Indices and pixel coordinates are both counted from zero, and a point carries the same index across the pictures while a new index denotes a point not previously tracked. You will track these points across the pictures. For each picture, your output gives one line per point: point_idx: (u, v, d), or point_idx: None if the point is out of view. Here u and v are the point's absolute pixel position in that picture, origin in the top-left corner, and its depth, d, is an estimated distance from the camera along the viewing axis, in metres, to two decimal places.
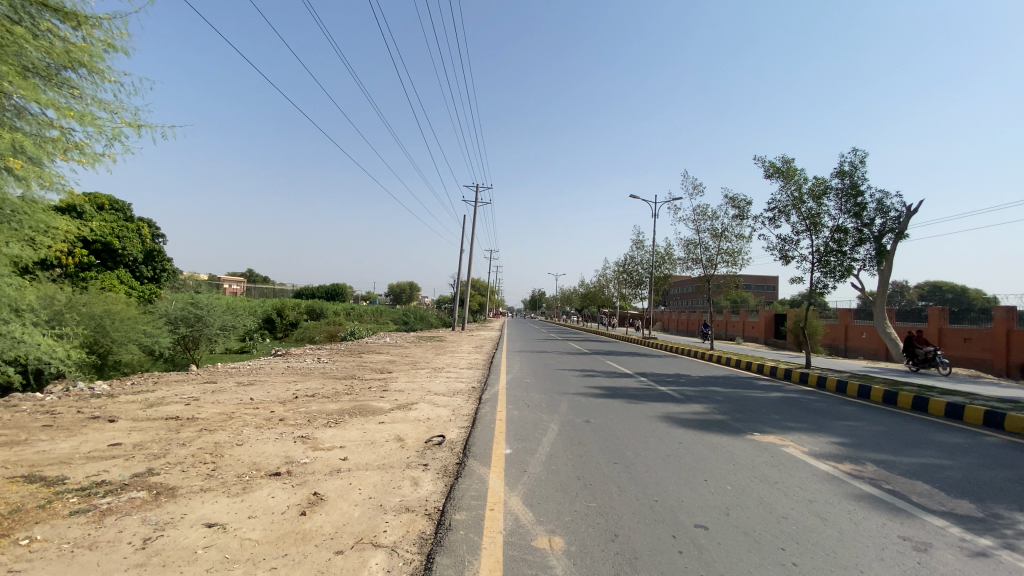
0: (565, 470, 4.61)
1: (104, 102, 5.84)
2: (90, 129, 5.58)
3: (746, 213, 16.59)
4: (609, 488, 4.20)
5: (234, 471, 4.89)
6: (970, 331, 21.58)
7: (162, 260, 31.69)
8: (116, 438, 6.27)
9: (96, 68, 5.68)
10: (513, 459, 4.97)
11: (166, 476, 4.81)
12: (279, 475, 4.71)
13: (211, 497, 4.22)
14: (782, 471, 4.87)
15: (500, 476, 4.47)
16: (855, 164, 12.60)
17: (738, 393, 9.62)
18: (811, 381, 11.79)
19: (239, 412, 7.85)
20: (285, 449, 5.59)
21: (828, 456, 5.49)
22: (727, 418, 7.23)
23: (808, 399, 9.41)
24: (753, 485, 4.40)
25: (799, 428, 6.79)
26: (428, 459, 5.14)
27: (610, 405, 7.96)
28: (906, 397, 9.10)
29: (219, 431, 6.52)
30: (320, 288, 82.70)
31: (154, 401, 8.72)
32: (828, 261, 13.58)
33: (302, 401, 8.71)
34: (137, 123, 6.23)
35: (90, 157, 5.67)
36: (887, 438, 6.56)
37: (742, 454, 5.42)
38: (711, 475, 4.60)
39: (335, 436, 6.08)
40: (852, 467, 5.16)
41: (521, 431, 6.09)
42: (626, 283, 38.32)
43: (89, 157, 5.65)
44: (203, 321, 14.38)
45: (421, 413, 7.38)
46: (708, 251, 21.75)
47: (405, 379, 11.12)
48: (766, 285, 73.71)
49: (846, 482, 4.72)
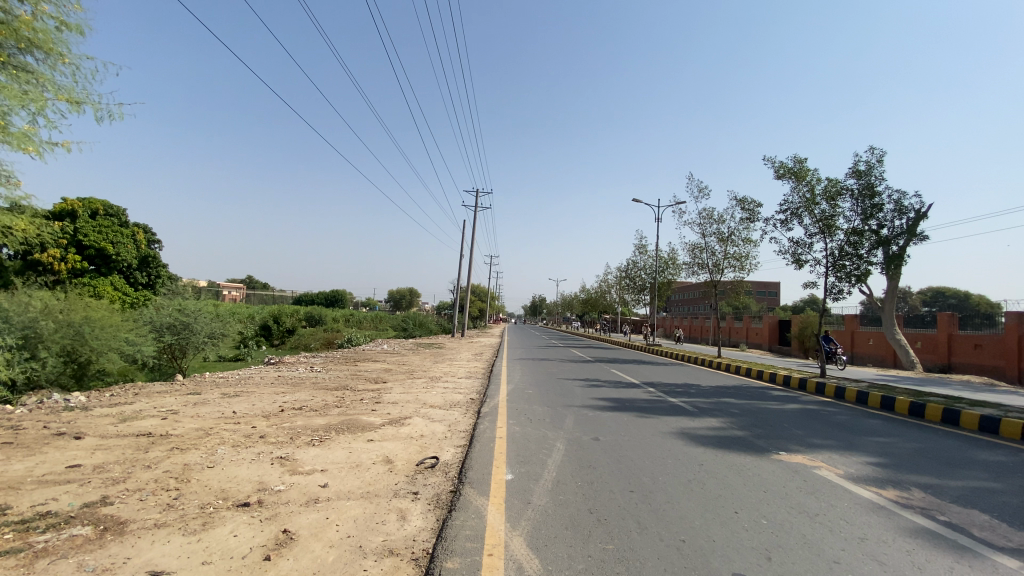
0: (576, 502, 4.03)
1: (46, 79, 5.44)
2: (17, 104, 5.15)
3: (755, 215, 15.99)
4: (627, 524, 3.62)
5: (197, 502, 4.30)
6: (979, 337, 21.00)
7: (157, 266, 31.01)
8: (77, 458, 5.68)
9: (33, 40, 5.29)
10: (515, 488, 4.37)
11: (119, 508, 4.21)
12: (247, 507, 4.12)
13: (163, 536, 3.62)
14: (820, 500, 4.28)
15: (500, 510, 3.88)
16: (871, 163, 12.06)
17: (754, 406, 9.05)
18: (827, 392, 11.23)
19: (218, 427, 7.24)
20: (261, 473, 5.00)
21: (867, 481, 4.89)
22: (747, 435, 6.63)
23: (828, 411, 8.80)
24: (791, 518, 3.85)
25: (827, 446, 6.18)
26: (418, 487, 4.56)
27: (619, 419, 7.36)
28: (935, 410, 8.49)
29: (191, 451, 5.92)
30: (319, 295, 81.85)
31: (130, 415, 8.10)
32: (842, 266, 13.02)
33: (289, 414, 8.12)
34: (77, 102, 5.82)
35: (17, 135, 5.25)
36: (924, 456, 5.97)
37: (773, 478, 4.82)
38: (743, 507, 4.01)
39: (318, 457, 5.50)
40: (897, 494, 4.56)
41: (523, 452, 5.49)
42: (628, 288, 37.86)
43: (15, 135, 5.23)
44: (189, 329, 13.81)
45: (414, 430, 6.78)
46: (714, 255, 21.18)
47: (399, 391, 10.55)
48: (768, 290, 73.22)
49: (895, 513, 4.12)
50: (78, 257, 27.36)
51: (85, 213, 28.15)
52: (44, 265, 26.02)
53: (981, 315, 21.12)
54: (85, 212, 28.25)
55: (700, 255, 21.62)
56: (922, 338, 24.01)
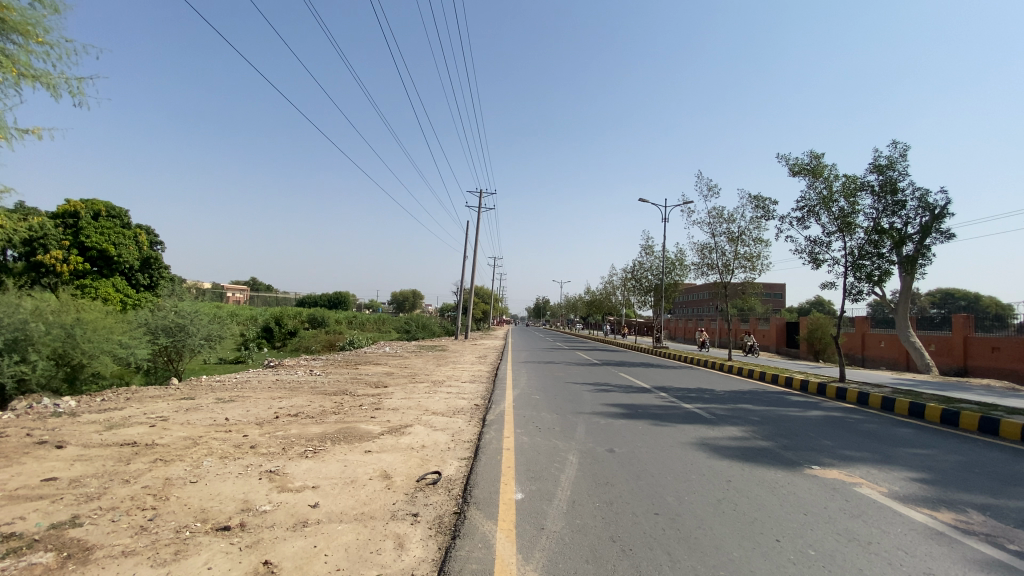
0: (595, 527, 3.59)
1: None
2: None
3: (770, 213, 15.43)
4: (657, 556, 3.18)
5: (174, 524, 3.87)
6: (996, 339, 20.46)
7: (160, 268, 30.62)
8: (54, 471, 5.25)
9: (5, 21, 5.00)
10: (526, 510, 3.92)
11: (87, 530, 3.79)
12: (227, 531, 3.69)
13: (129, 568, 3.19)
14: (870, 526, 3.83)
15: (510, 538, 3.43)
16: (893, 158, 11.54)
17: (774, 413, 8.57)
18: (848, 397, 10.73)
19: (207, 437, 6.81)
20: (247, 490, 4.57)
21: (915, 502, 4.43)
22: (774, 446, 6.17)
23: (853, 419, 8.32)
24: (841, 548, 3.42)
25: (862, 459, 5.71)
26: (418, 507, 4.12)
27: (633, 428, 6.92)
28: (970, 418, 7.98)
29: (176, 464, 5.50)
30: (323, 297, 81.62)
31: (117, 423, 7.65)
32: (862, 266, 12.52)
33: (283, 422, 7.67)
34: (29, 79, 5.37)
35: None
36: (970, 471, 5.51)
37: (811, 498, 4.36)
38: (785, 535, 3.57)
39: (311, 471, 5.06)
40: (953, 517, 4.11)
41: (533, 466, 5.05)
42: (633, 289, 37.31)
43: None
44: (186, 330, 13.41)
45: (415, 439, 6.33)
46: (724, 255, 20.67)
47: (400, 396, 10.12)
48: (774, 292, 72.80)
49: (956, 541, 3.67)
50: (80, 259, 27.09)
51: (87, 214, 27.81)
52: (46, 266, 25.96)
53: (990, 317, 21.04)
54: (88, 213, 27.92)
55: (710, 255, 21.11)
56: (936, 340, 23.38)
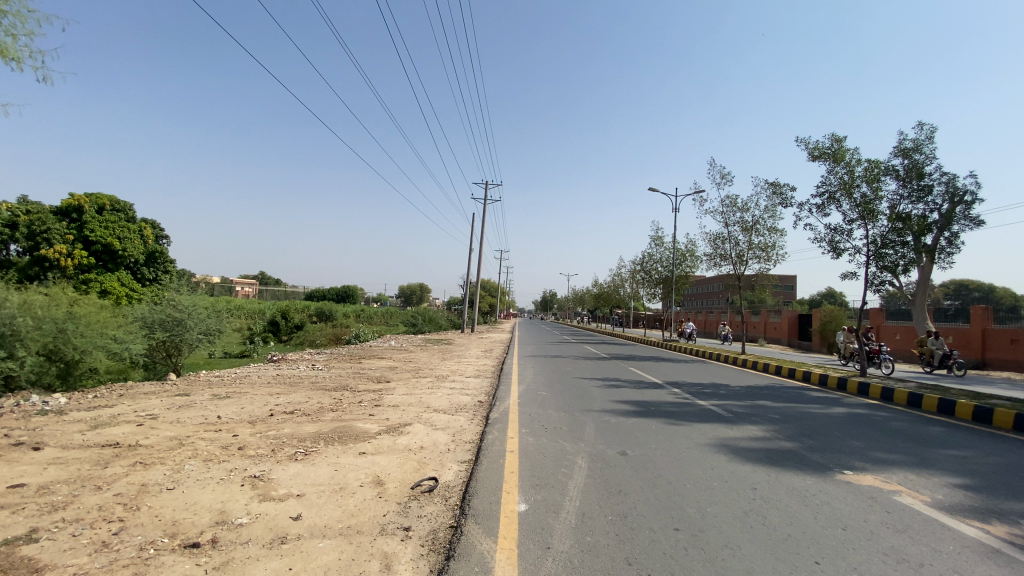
0: (608, 547, 3.16)
1: None
2: None
3: (787, 200, 14.89)
4: None
5: (140, 540, 3.50)
6: (1017, 331, 19.77)
7: (165, 263, 30.25)
8: (24, 476, 4.89)
9: None
10: (532, 525, 3.50)
11: (43, 547, 3.40)
12: (195, 549, 3.30)
13: None
14: (920, 543, 3.39)
15: (511, 560, 3.01)
16: (920, 141, 10.95)
17: (794, 410, 8.11)
18: (872, 393, 10.21)
19: (194, 437, 6.44)
20: (226, 498, 4.20)
21: (963, 513, 3.95)
22: (798, 447, 5.73)
23: (880, 416, 7.82)
24: (891, 572, 2.97)
25: (897, 463, 5.23)
26: (410, 520, 3.72)
27: (646, 428, 6.47)
28: (1006, 416, 7.47)
29: (157, 468, 5.14)
30: (331, 292, 81.47)
31: (104, 422, 7.29)
32: (884, 256, 12.00)
33: (277, 421, 7.29)
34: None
35: None
36: (1017, 475, 5.02)
37: (849, 510, 3.90)
38: (825, 556, 3.13)
39: (298, 476, 4.68)
40: (1009, 531, 3.63)
41: (538, 472, 4.63)
42: (642, 281, 36.70)
43: None
44: (182, 325, 13.00)
45: (413, 440, 5.93)
46: (738, 246, 20.09)
47: (401, 391, 9.75)
48: (784, 284, 72.25)
49: (1018, 560, 3.20)
50: (84, 254, 26.92)
51: (92, 209, 27.59)
52: (50, 260, 25.89)
53: (1005, 309, 20.63)
54: (92, 207, 27.67)
55: (723, 246, 20.50)
56: (953, 332, 22.70)
